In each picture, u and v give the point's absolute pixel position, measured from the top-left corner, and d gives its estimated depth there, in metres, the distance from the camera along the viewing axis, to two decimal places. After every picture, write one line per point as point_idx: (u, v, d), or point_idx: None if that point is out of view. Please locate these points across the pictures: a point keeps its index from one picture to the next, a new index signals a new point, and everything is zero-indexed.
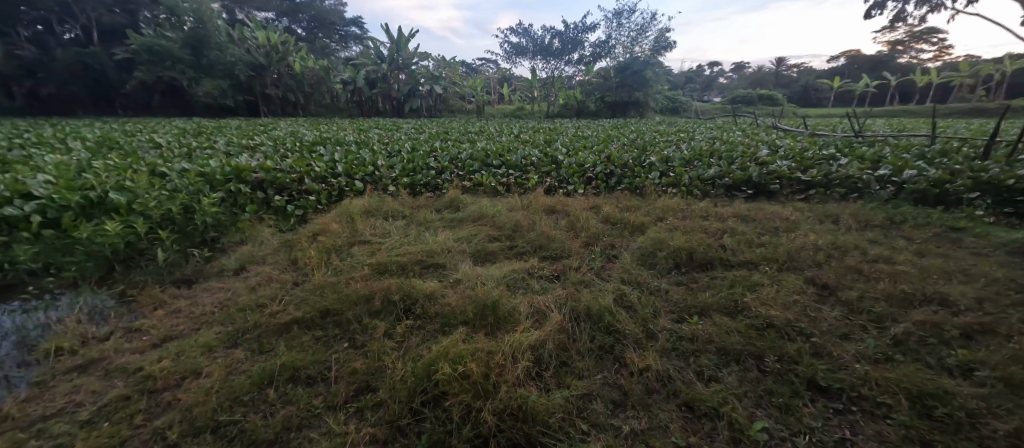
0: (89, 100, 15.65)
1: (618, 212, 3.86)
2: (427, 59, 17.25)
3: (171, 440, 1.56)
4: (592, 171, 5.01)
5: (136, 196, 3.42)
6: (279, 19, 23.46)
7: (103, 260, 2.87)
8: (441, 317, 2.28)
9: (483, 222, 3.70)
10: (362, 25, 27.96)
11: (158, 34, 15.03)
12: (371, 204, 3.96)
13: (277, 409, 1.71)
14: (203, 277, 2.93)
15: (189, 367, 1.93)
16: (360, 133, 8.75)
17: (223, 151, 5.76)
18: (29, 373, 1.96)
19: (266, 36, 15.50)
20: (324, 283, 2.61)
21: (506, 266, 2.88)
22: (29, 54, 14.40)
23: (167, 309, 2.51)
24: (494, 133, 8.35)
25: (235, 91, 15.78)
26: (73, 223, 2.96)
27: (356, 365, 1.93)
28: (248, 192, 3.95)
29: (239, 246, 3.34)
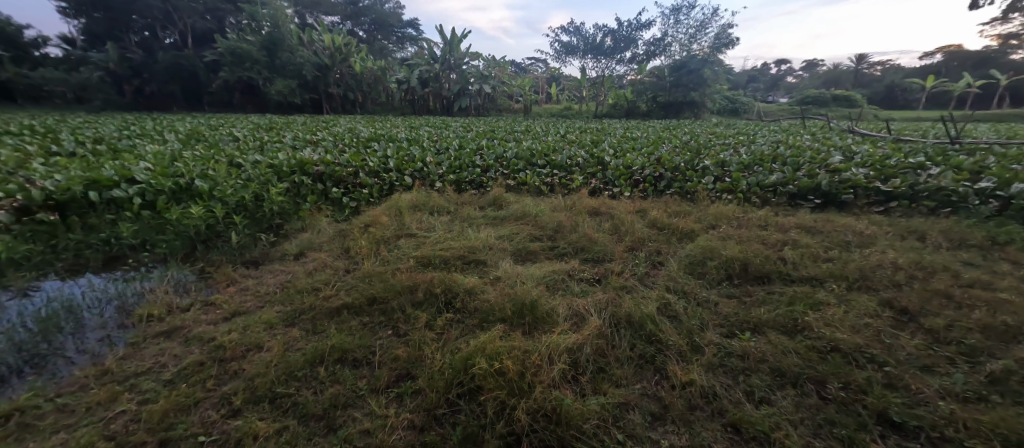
0: (181, 97, 17.63)
1: (666, 217, 3.70)
2: (477, 59, 17.58)
3: (235, 406, 1.71)
4: (640, 174, 4.84)
5: (216, 184, 3.80)
6: (343, 22, 25.00)
7: (187, 240, 3.23)
8: (480, 312, 2.32)
9: (526, 221, 3.71)
10: (417, 26, 29.02)
11: (240, 38, 16.61)
12: (418, 199, 4.10)
13: (325, 387, 1.82)
14: (267, 260, 3.18)
15: (253, 341, 2.11)
16: (411, 130, 9.09)
17: (290, 145, 6.25)
18: (126, 334, 2.25)
19: (331, 38, 16.58)
20: (373, 272, 2.74)
21: (547, 266, 2.86)
22: (137, 57, 16.58)
23: (237, 286, 2.77)
24: (540, 133, 8.33)
25: (302, 89, 17.06)
26: (164, 206, 3.41)
27: (398, 352, 2.02)
28: (309, 183, 4.25)
29: (298, 234, 3.59)
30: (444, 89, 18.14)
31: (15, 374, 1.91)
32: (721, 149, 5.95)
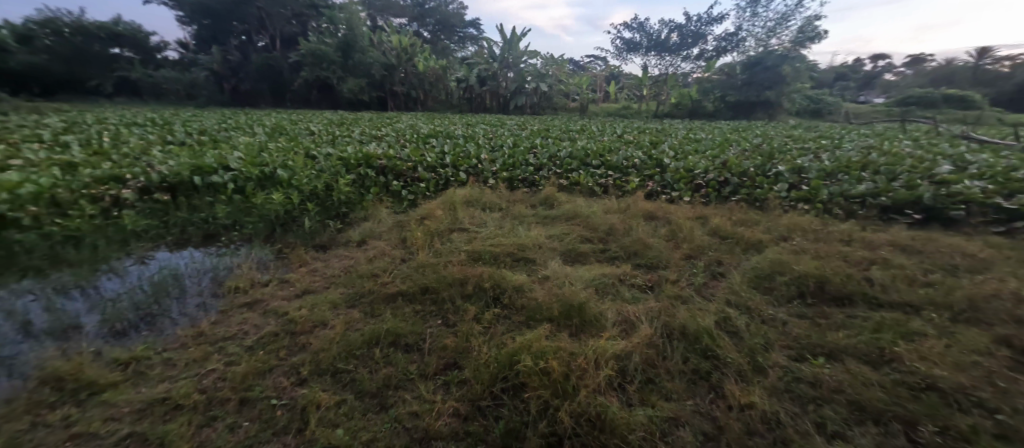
0: (268, 94, 19.61)
1: (730, 226, 3.45)
2: (536, 58, 17.60)
3: (302, 376, 1.87)
4: (703, 178, 4.55)
5: (294, 173, 4.19)
6: (410, 24, 26.26)
7: (268, 223, 3.59)
8: (527, 310, 2.33)
9: (577, 221, 3.65)
10: (479, 26, 29.64)
11: (320, 40, 18.11)
12: (472, 195, 4.20)
13: (379, 367, 1.94)
14: (333, 245, 3.45)
15: (319, 319, 2.30)
16: (468, 128, 9.32)
17: (357, 139, 6.71)
18: (217, 302, 2.57)
19: (398, 39, 17.51)
20: (426, 264, 2.86)
21: (598, 269, 2.80)
22: (235, 58, 18.74)
23: (308, 267, 3.03)
24: (597, 133, 8.14)
25: (371, 88, 18.20)
26: (250, 192, 3.83)
27: (447, 342, 2.09)
28: (373, 176, 4.52)
29: (361, 222, 3.84)
30: (501, 88, 18.44)
31: (134, 329, 2.26)
32: (798, 153, 5.42)
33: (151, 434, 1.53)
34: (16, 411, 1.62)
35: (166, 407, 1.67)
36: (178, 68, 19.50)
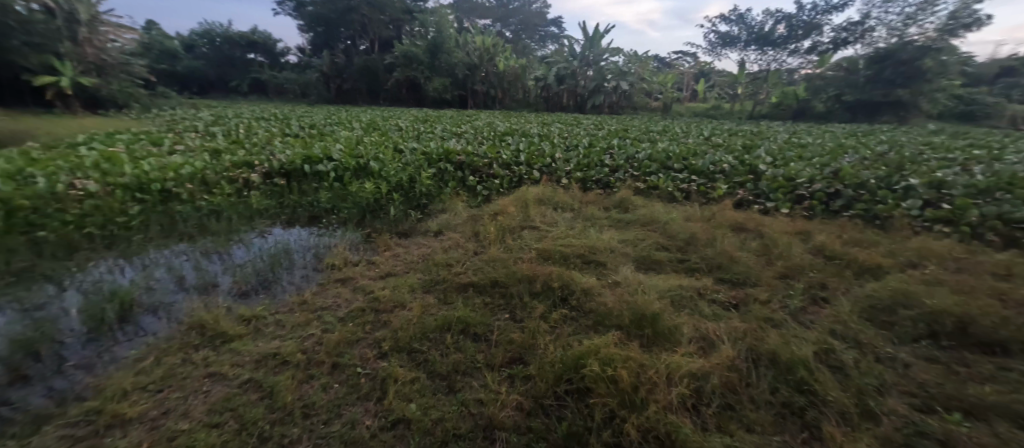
0: (366, 93, 21.64)
1: (839, 245, 3.01)
2: (618, 55, 16.92)
3: (382, 350, 2.05)
4: (807, 188, 4.01)
5: (384, 165, 4.58)
6: (494, 24, 27.00)
7: (360, 209, 3.98)
8: (596, 314, 2.28)
9: (653, 228, 3.47)
10: (561, 24, 29.42)
11: (412, 43, 19.49)
12: (545, 194, 4.21)
13: (450, 352, 2.05)
14: (413, 233, 3.70)
15: (399, 300, 2.49)
16: (543, 127, 9.33)
17: (439, 135, 7.11)
18: (316, 275, 2.92)
19: (482, 40, 18.14)
20: (497, 258, 2.94)
21: (674, 280, 2.63)
22: (341, 61, 21.02)
23: (391, 251, 3.30)
24: (681, 135, 7.59)
25: (454, 87, 19.16)
26: (346, 180, 4.33)
27: (514, 336, 2.13)
28: (452, 171, 4.75)
29: (438, 214, 4.06)
30: (580, 86, 18.17)
31: (254, 292, 2.67)
32: (939, 164, 4.48)
33: (264, 382, 1.80)
34: (172, 349, 2.02)
35: (276, 361, 1.95)
36: (296, 70, 22.44)
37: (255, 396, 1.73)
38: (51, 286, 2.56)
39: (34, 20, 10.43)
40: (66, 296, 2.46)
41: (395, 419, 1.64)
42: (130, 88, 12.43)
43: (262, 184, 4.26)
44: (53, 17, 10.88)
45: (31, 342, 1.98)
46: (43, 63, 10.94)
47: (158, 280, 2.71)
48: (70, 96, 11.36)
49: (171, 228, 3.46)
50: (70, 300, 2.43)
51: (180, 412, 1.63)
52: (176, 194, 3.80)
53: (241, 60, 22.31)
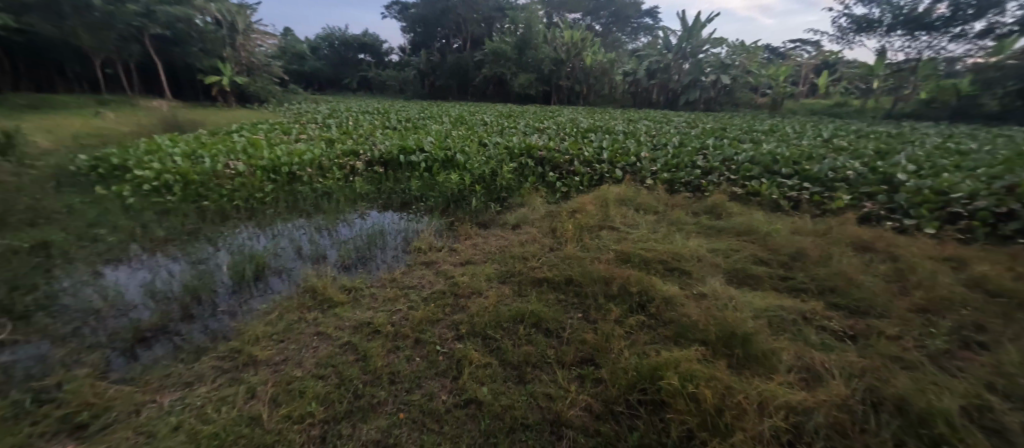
0: (456, 89, 22.79)
1: (1008, 278, 2.39)
2: (720, 46, 15.30)
3: (459, 332, 2.17)
4: (965, 205, 3.17)
5: (469, 159, 4.79)
6: (584, 18, 26.40)
7: (444, 199, 4.21)
8: (677, 325, 2.13)
9: (750, 238, 3.12)
10: (657, 14, 27.65)
11: (501, 40, 19.99)
12: (627, 194, 4.03)
13: (521, 343, 2.09)
14: (492, 225, 3.82)
15: (477, 287, 2.61)
16: (630, 124, 8.90)
17: (522, 131, 7.22)
18: (405, 257, 3.17)
19: (570, 34, 17.88)
20: (574, 256, 2.90)
21: (773, 299, 2.34)
22: (436, 59, 22.40)
23: (472, 241, 3.44)
24: (793, 135, 6.65)
25: (539, 82, 19.24)
26: (434, 170, 4.65)
27: (586, 336, 2.10)
28: (532, 166, 4.79)
29: (517, 208, 4.12)
30: (672, 81, 16.56)
31: (354, 267, 3.01)
32: None
33: (359, 347, 2.03)
34: (291, 307, 2.38)
35: (369, 329, 2.19)
36: (397, 68, 24.54)
37: (351, 357, 1.97)
38: (210, 246, 3.19)
39: (207, 31, 13.09)
40: (220, 255, 3.05)
41: (468, 399, 1.74)
42: (269, 86, 14.84)
43: (364, 171, 4.76)
44: (220, 29, 13.66)
45: (196, 288, 2.50)
46: (212, 66, 13.63)
47: (282, 248, 3.19)
48: (228, 92, 13.99)
49: (294, 205, 4.06)
50: (221, 258, 3.00)
51: (295, 362, 1.93)
52: (299, 176, 4.44)
53: (353, 60, 25.63)
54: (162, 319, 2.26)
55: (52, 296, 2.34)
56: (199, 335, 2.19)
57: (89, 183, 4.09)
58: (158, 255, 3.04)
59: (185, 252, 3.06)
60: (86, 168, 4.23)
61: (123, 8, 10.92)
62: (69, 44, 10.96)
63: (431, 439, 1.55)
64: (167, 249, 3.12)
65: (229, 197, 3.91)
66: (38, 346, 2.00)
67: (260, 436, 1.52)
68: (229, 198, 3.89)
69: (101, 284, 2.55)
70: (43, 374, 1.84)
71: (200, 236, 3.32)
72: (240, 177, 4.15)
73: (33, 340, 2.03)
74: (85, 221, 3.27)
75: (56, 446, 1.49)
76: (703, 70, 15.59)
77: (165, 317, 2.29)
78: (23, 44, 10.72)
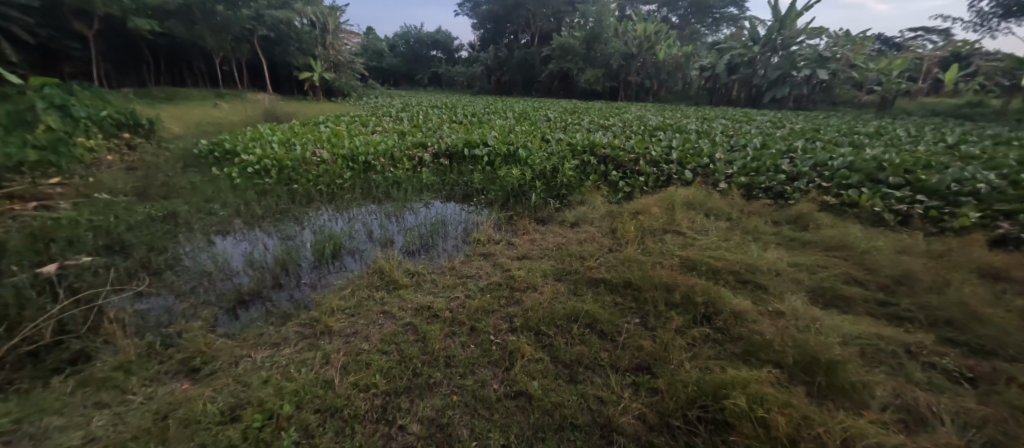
0: (521, 85, 22.89)
1: None
2: (818, 36, 13.63)
3: (513, 325, 2.20)
4: None
5: (531, 154, 4.80)
6: (660, 10, 25.06)
7: (504, 193, 4.26)
8: (747, 342, 1.97)
9: (842, 255, 2.76)
10: (744, 3, 25.31)
11: (570, 34, 19.68)
12: (696, 197, 3.77)
13: (575, 342, 2.07)
14: (550, 222, 3.80)
15: (532, 282, 2.62)
16: (704, 123, 8.28)
17: (586, 128, 7.07)
18: (464, 248, 3.28)
19: (644, 27, 17.07)
20: (633, 259, 2.79)
21: (866, 325, 2.06)
22: (504, 54, 22.68)
23: (529, 236, 3.46)
24: (906, 140, 5.72)
25: (606, 78, 18.69)
26: (496, 165, 4.73)
27: (644, 343, 2.02)
28: (595, 164, 4.68)
29: (576, 206, 4.05)
30: (757, 76, 14.97)
31: (418, 253, 3.18)
32: None
33: (419, 328, 2.15)
34: (361, 285, 2.57)
35: (429, 312, 2.30)
36: (466, 64, 25.26)
37: (412, 337, 2.09)
38: (296, 225, 3.56)
39: (304, 31, 14.54)
40: (304, 233, 3.39)
41: (518, 391, 1.77)
42: (352, 81, 16.09)
43: (431, 163, 4.99)
44: (313, 29, 15.12)
45: (285, 261, 2.81)
46: (305, 63, 15.11)
47: (356, 231, 3.46)
48: (317, 87, 15.45)
49: (367, 191, 4.38)
50: (305, 236, 3.33)
51: (363, 337, 2.10)
52: (373, 165, 4.78)
53: (425, 57, 27.00)
54: (257, 285, 2.58)
55: (177, 258, 2.78)
56: (286, 303, 2.46)
57: (206, 164, 4.77)
58: (256, 230, 3.47)
59: (277, 229, 3.45)
60: (205, 151, 4.94)
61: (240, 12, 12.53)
62: (197, 44, 12.83)
63: (482, 425, 1.61)
64: (263, 225, 3.54)
65: (314, 181, 4.32)
66: (166, 299, 2.40)
67: (331, 398, 1.68)
68: (314, 183, 4.30)
69: (212, 251, 2.97)
70: (170, 322, 2.20)
71: (289, 216, 3.72)
72: (324, 164, 4.56)
73: (163, 293, 2.43)
74: (203, 196, 3.82)
75: (179, 384, 1.80)
76: (795, 64, 13.91)
77: (260, 283, 2.61)
78: (164, 45, 12.74)
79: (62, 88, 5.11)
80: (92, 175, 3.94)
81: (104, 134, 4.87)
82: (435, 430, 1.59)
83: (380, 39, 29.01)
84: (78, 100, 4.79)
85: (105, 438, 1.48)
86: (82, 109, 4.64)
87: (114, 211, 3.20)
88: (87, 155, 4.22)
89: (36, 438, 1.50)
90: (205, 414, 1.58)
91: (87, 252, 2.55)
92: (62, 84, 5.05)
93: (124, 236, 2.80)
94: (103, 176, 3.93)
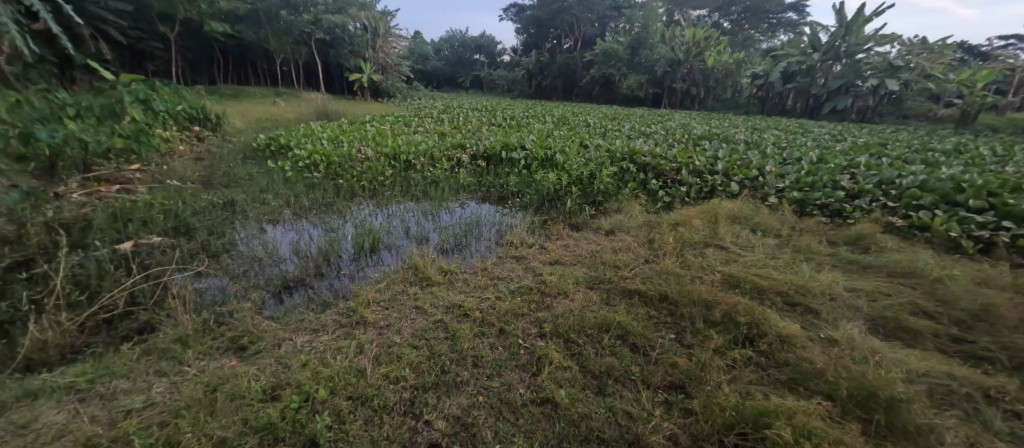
0: (562, 90, 22.80)
1: None
2: (889, 43, 12.53)
3: (542, 330, 2.18)
4: None
5: (569, 160, 4.76)
6: (711, 15, 24.26)
7: (540, 197, 4.24)
8: (794, 369, 1.84)
9: (908, 282, 2.51)
10: (804, 8, 23.84)
11: (614, 40, 19.39)
12: (742, 210, 3.58)
13: (604, 353, 2.01)
14: (585, 228, 3.74)
15: (564, 289, 2.58)
16: (754, 133, 7.85)
17: (626, 134, 6.94)
18: (497, 250, 3.30)
19: (693, 32, 16.51)
20: (671, 272, 2.68)
21: (935, 362, 1.86)
22: (546, 59, 22.72)
23: (563, 241, 3.41)
24: (991, 159, 5.13)
25: (650, 84, 18.25)
26: (533, 168, 4.73)
27: (678, 360, 1.93)
28: (634, 172, 4.56)
29: (612, 213, 3.96)
30: (816, 85, 13.96)
31: (451, 252, 3.24)
32: None
33: (450, 326, 2.18)
34: (396, 280, 2.64)
35: (460, 311, 2.33)
36: (508, 68, 25.54)
37: (442, 335, 2.12)
38: (339, 218, 3.72)
39: (356, 35, 15.27)
40: (345, 227, 3.53)
41: (545, 397, 1.75)
42: (398, 82, 16.72)
43: (469, 164, 5.07)
44: (366, 33, 15.85)
45: (327, 252, 2.95)
46: (356, 65, 15.86)
47: (394, 227, 3.56)
48: (366, 88, 16.20)
49: (406, 189, 4.50)
50: (347, 229, 3.47)
51: (395, 331, 2.15)
52: (413, 164, 4.92)
53: (468, 60, 27.58)
54: (301, 272, 2.72)
55: (233, 242, 2.99)
56: (326, 292, 2.58)
57: (263, 158, 5.11)
58: (303, 221, 3.67)
59: (322, 221, 3.63)
60: (263, 146, 5.30)
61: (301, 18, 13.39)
62: (261, 47, 13.86)
63: (506, 429, 1.61)
64: (309, 217, 3.74)
65: (358, 177, 4.52)
66: (221, 280, 2.58)
67: (362, 388, 1.74)
68: (358, 179, 4.49)
69: (263, 238, 3.16)
70: (222, 302, 2.37)
71: (333, 209, 3.90)
72: (368, 161, 4.76)
73: (219, 274, 2.62)
74: (258, 187, 4.09)
75: (227, 360, 1.93)
76: (860, 73, 12.81)
77: (303, 272, 2.75)
78: (234, 46, 13.87)
79: (146, 84, 5.67)
80: (165, 163, 4.34)
81: (178, 126, 5.34)
82: (459, 429, 1.61)
83: (427, 43, 30.00)
84: (158, 95, 5.29)
85: (163, 404, 1.62)
86: (161, 103, 5.12)
87: (183, 196, 3.50)
88: (162, 145, 4.65)
89: (105, 398, 1.66)
90: (249, 390, 1.68)
91: (157, 233, 2.80)
92: (146, 80, 5.60)
93: (188, 220, 3.05)
94: (175, 164, 4.31)
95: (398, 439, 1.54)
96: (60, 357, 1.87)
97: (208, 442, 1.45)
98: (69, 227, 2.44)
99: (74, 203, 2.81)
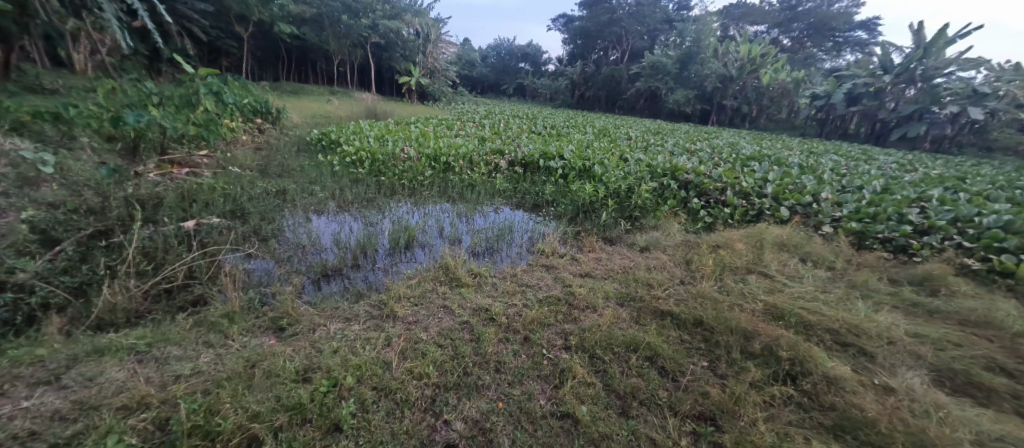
0: (604, 101, 22.57)
1: None
2: (974, 68, 11.41)
3: (566, 344, 2.13)
4: None
5: (605, 172, 4.70)
6: (770, 31, 23.32)
7: (574, 207, 4.18)
8: (840, 415, 1.70)
9: (983, 333, 2.25)
10: (876, 27, 22.23)
11: (664, 53, 19.00)
12: (792, 238, 3.35)
13: (631, 374, 1.95)
14: (619, 243, 3.64)
15: (592, 303, 2.52)
16: (810, 157, 7.37)
17: (669, 150, 6.75)
18: (525, 257, 3.29)
19: (748, 49, 15.91)
20: (708, 296, 2.56)
21: (1012, 426, 1.65)
22: (590, 70, 22.67)
23: (595, 254, 3.34)
24: None
25: (697, 100, 17.69)
26: (570, 178, 4.70)
27: (710, 390, 1.82)
28: (674, 189, 4.41)
29: (648, 230, 3.85)
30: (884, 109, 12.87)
31: (482, 256, 3.28)
32: None
33: (476, 329, 2.19)
34: (428, 278, 2.70)
35: (486, 315, 2.33)
36: (552, 78, 25.84)
37: (467, 337, 2.14)
38: (379, 213, 3.86)
39: (409, 40, 15.95)
40: (382, 222, 3.65)
41: (566, 412, 1.72)
42: (443, 87, 17.31)
43: (505, 170, 5.12)
44: (417, 39, 16.53)
45: (365, 244, 3.05)
46: (406, 68, 16.52)
47: (429, 226, 3.63)
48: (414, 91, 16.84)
49: (443, 190, 4.60)
50: (384, 225, 3.60)
51: (422, 328, 2.20)
52: (452, 166, 5.03)
53: (512, 68, 28.35)
54: (339, 263, 2.84)
55: (280, 229, 3.17)
56: (361, 283, 2.68)
57: (314, 151, 5.43)
58: (345, 214, 3.83)
59: (363, 215, 3.78)
60: (316, 141, 5.63)
61: (359, 22, 14.14)
62: (322, 48, 14.79)
63: (524, 438, 1.60)
64: (351, 210, 3.91)
65: (399, 176, 4.69)
66: (267, 263, 2.75)
67: (387, 380, 1.79)
68: (399, 178, 4.67)
69: (308, 226, 3.33)
70: (267, 283, 2.52)
71: (374, 205, 4.06)
72: (409, 161, 4.93)
73: (265, 257, 2.79)
74: (307, 179, 4.34)
75: (266, 338, 2.05)
76: (938, 99, 11.65)
77: (341, 262, 2.87)
78: (298, 47, 14.92)
79: (219, 77, 6.19)
80: (228, 151, 4.70)
81: (242, 118, 5.79)
82: (477, 432, 1.61)
83: (474, 50, 30.80)
84: (229, 89, 5.75)
85: (208, 373, 1.74)
86: (231, 96, 5.56)
87: (241, 182, 3.77)
88: (228, 134, 5.05)
89: (159, 362, 1.81)
90: (283, 370, 1.77)
91: (216, 215, 3.03)
92: (219, 74, 6.12)
93: (245, 206, 3.28)
94: (237, 153, 4.67)
95: (417, 436, 1.57)
96: (126, 320, 2.06)
97: (243, 414, 1.52)
98: (144, 204, 2.71)
99: (149, 181, 3.10)
